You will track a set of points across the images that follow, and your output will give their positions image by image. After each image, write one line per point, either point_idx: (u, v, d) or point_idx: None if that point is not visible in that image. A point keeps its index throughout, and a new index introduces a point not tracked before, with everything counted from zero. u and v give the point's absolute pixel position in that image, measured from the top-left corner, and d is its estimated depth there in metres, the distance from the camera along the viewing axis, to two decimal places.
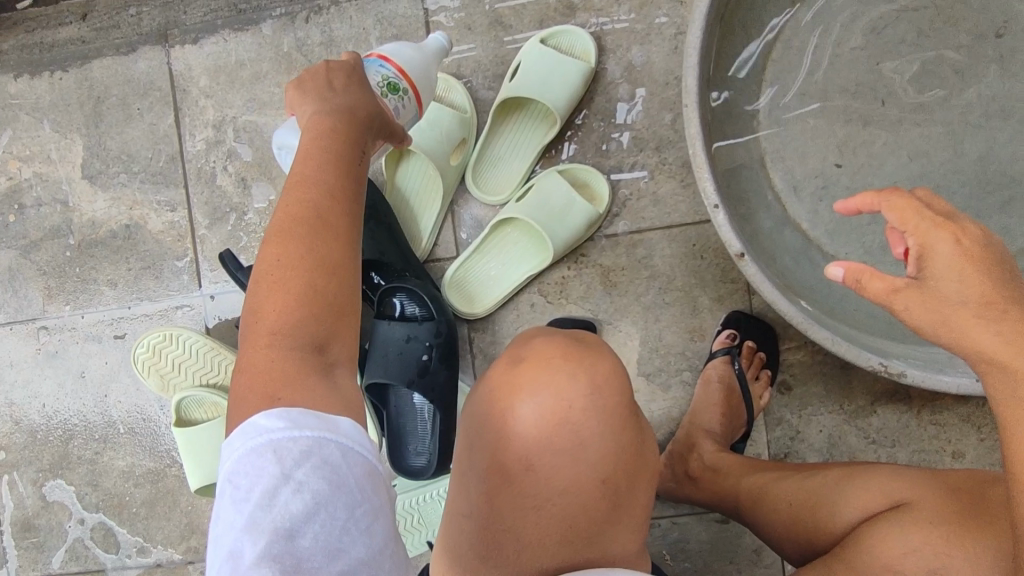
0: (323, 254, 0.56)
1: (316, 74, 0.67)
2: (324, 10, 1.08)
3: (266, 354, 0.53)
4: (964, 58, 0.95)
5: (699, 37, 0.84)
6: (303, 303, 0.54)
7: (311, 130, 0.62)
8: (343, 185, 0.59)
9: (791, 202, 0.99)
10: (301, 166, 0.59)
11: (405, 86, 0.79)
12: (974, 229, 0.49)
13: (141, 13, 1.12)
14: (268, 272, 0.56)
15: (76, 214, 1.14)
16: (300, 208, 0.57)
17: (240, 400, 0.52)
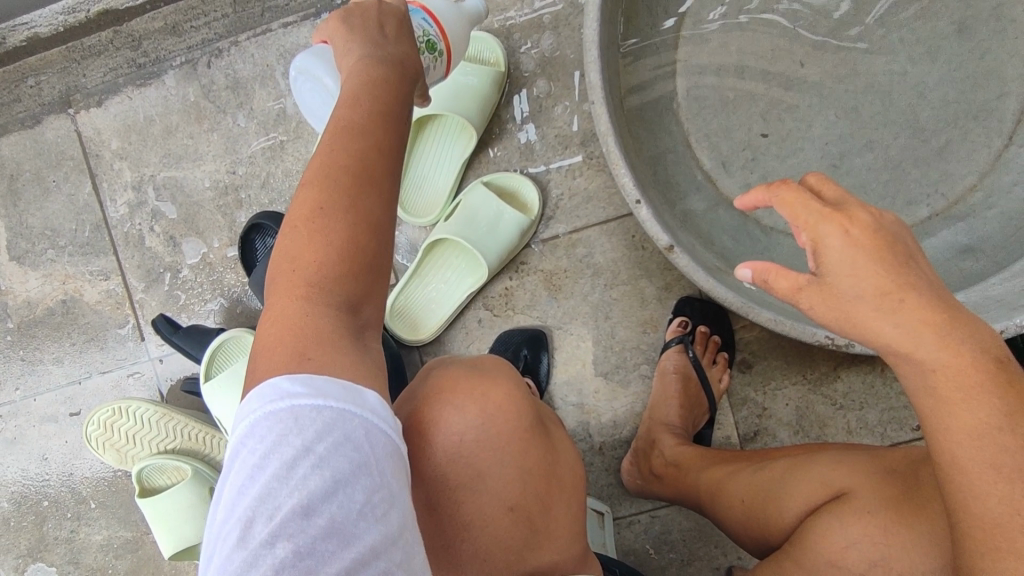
0: (368, 208, 0.54)
1: (364, 15, 0.65)
2: (224, 53, 1.06)
3: (300, 305, 0.51)
4: (877, 6, 0.92)
5: (595, 29, 0.81)
6: (345, 259, 0.52)
7: (360, 74, 0.59)
8: (389, 140, 0.57)
9: (724, 178, 0.96)
10: (348, 113, 0.57)
11: (444, 47, 0.77)
12: (859, 218, 0.51)
13: (41, 82, 1.09)
14: (308, 217, 0.53)
15: (11, 295, 1.12)
16: (347, 156, 0.54)
17: (267, 355, 0.50)
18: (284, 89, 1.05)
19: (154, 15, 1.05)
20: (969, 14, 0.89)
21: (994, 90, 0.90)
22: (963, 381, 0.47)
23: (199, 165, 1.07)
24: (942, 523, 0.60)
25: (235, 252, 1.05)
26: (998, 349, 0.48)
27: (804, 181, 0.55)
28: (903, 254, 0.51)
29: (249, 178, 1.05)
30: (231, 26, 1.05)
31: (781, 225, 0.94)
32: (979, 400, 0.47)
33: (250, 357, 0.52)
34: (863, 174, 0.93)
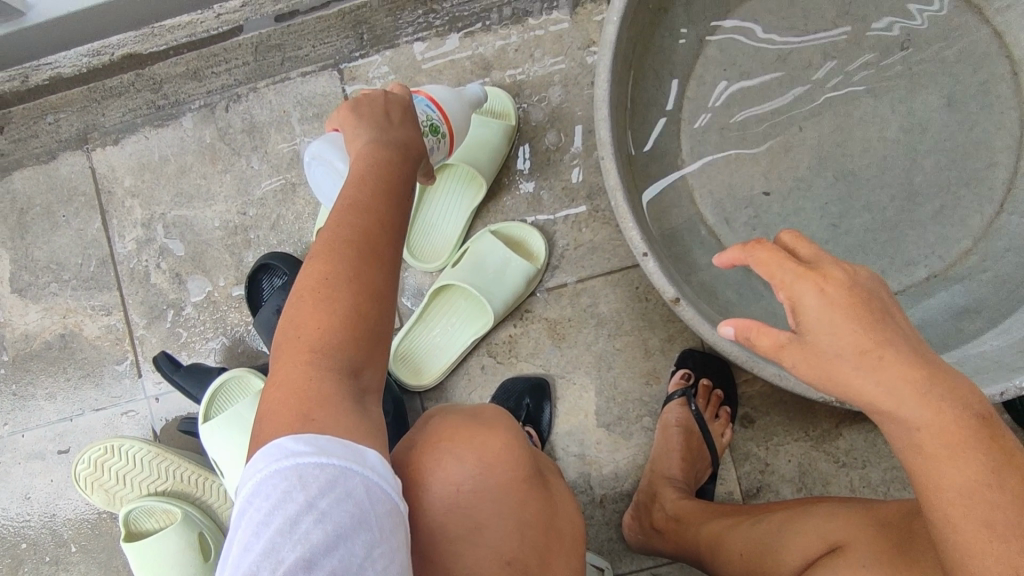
0: (372, 280, 0.54)
1: (372, 102, 0.68)
2: (243, 98, 1.09)
3: (303, 370, 0.51)
4: (872, 76, 0.97)
5: (606, 89, 0.84)
6: (348, 328, 0.52)
7: (365, 156, 0.62)
8: (393, 216, 0.59)
9: (726, 234, 0.98)
10: (354, 191, 0.58)
11: (445, 129, 0.83)
12: (834, 277, 0.52)
13: (59, 120, 1.11)
14: (313, 285, 0.54)
15: (9, 328, 1.11)
16: (353, 229, 0.56)
17: (270, 418, 0.50)
18: (298, 134, 1.08)
19: (177, 61, 1.09)
20: (958, 87, 0.95)
21: (984, 159, 0.94)
22: (948, 439, 0.48)
23: (210, 205, 1.08)
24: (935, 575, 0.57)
25: (240, 291, 1.06)
26: (980, 405, 0.49)
27: (778, 238, 0.57)
28: (879, 309, 0.52)
29: (259, 219, 1.07)
30: (252, 73, 1.09)
31: None
32: (966, 457, 0.47)
33: (255, 421, 0.51)
34: (861, 234, 0.96)
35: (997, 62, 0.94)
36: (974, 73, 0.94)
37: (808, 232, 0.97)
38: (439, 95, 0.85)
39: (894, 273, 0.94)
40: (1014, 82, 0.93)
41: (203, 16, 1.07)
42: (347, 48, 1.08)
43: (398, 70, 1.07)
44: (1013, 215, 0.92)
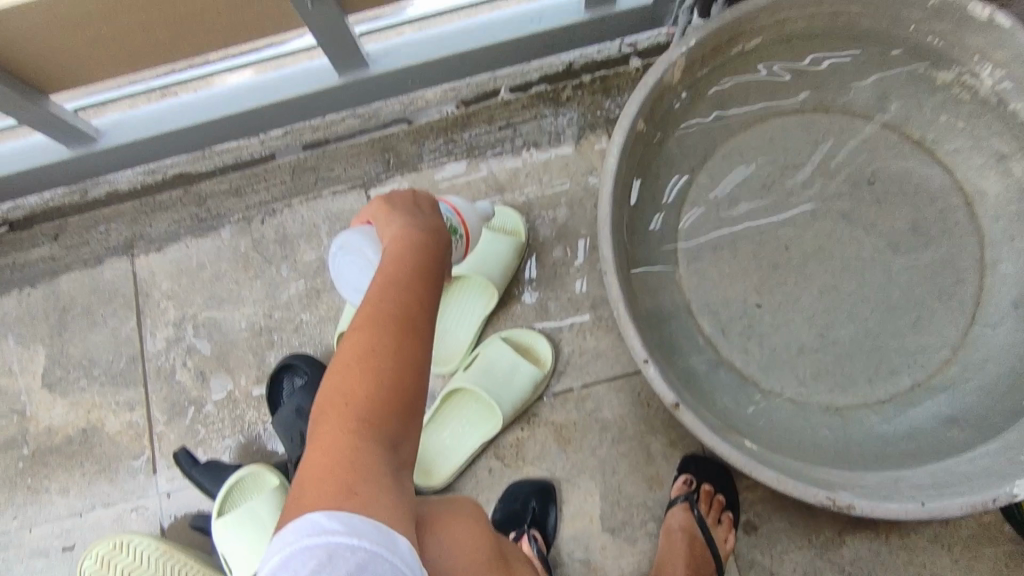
0: (414, 356, 0.61)
1: (403, 201, 0.79)
2: (278, 212, 1.20)
3: (350, 440, 0.56)
4: (845, 204, 1.08)
5: (608, 213, 0.95)
6: (392, 403, 0.59)
7: (404, 241, 0.70)
8: (429, 296, 0.66)
9: (721, 343, 1.05)
10: (394, 271, 0.66)
11: (463, 230, 0.93)
12: None
13: (110, 229, 1.22)
14: (360, 356, 0.60)
15: (32, 422, 1.14)
16: (396, 307, 0.63)
17: (314, 486, 0.54)
18: (325, 245, 1.18)
19: (222, 180, 1.22)
20: (923, 214, 1.05)
21: (953, 278, 1.03)
22: None
23: (239, 308, 1.16)
24: None
25: (260, 390, 1.11)
26: None
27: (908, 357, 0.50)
28: None
29: (283, 321, 1.15)
30: (288, 192, 1.21)
31: (776, 388, 1.01)
32: None
33: (292, 488, 0.55)
34: (849, 346, 1.02)
35: (956, 193, 1.05)
36: (937, 202, 1.06)
37: (798, 342, 1.03)
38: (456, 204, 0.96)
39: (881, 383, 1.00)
40: (972, 210, 1.04)
41: (248, 142, 1.20)
42: (375, 172, 1.21)
43: (419, 189, 1.21)
44: (988, 330, 1.00)
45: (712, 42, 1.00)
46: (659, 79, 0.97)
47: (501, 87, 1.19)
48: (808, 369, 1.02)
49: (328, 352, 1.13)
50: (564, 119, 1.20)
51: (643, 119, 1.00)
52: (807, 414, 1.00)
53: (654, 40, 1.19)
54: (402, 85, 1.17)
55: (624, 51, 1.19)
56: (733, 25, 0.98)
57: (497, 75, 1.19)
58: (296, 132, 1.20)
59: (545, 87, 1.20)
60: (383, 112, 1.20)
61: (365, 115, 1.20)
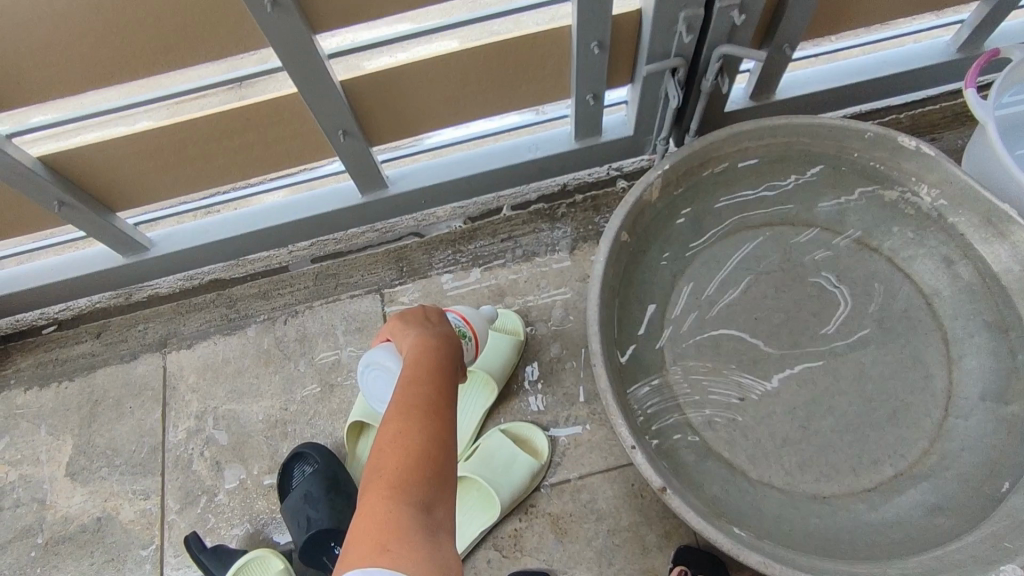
0: (434, 432, 0.73)
1: (417, 319, 0.96)
2: (300, 313, 1.32)
3: (385, 504, 0.66)
4: (815, 305, 1.18)
5: (596, 312, 1.06)
6: (419, 469, 0.69)
7: (419, 348, 0.87)
8: (443, 386, 0.80)
9: (709, 434, 1.10)
10: (411, 371, 0.81)
11: (471, 334, 1.06)
12: None
13: (148, 328, 1.34)
14: (390, 436, 0.72)
15: (50, 511, 1.19)
16: (417, 396, 0.76)
17: (356, 546, 0.63)
18: (341, 343, 1.29)
19: (252, 285, 1.36)
20: (888, 314, 1.15)
21: (922, 371, 1.10)
22: None
23: (257, 401, 1.24)
24: None
25: (271, 480, 1.16)
26: None
27: None
28: None
29: (298, 414, 1.22)
30: (310, 295, 1.34)
31: (764, 478, 1.05)
32: None
33: (341, 554, 0.64)
34: (830, 437, 1.08)
35: (915, 295, 1.15)
36: (898, 303, 1.15)
37: (781, 433, 1.09)
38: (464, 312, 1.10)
39: (863, 473, 1.04)
40: (932, 309, 1.14)
41: (277, 253, 1.37)
42: (389, 279, 1.34)
43: (428, 295, 1.32)
44: (961, 421, 1.05)
45: (683, 167, 1.16)
46: (638, 197, 1.13)
47: (503, 206, 1.38)
48: (792, 459, 1.07)
49: (338, 444, 1.19)
50: (559, 232, 1.35)
51: (626, 230, 1.13)
52: (795, 504, 1.03)
53: (637, 165, 1.39)
54: (417, 205, 1.34)
55: (611, 175, 1.39)
56: (702, 152, 1.15)
57: (500, 195, 1.38)
58: (321, 244, 1.37)
59: (542, 205, 1.38)
60: (398, 228, 1.38)
61: (383, 230, 1.38)
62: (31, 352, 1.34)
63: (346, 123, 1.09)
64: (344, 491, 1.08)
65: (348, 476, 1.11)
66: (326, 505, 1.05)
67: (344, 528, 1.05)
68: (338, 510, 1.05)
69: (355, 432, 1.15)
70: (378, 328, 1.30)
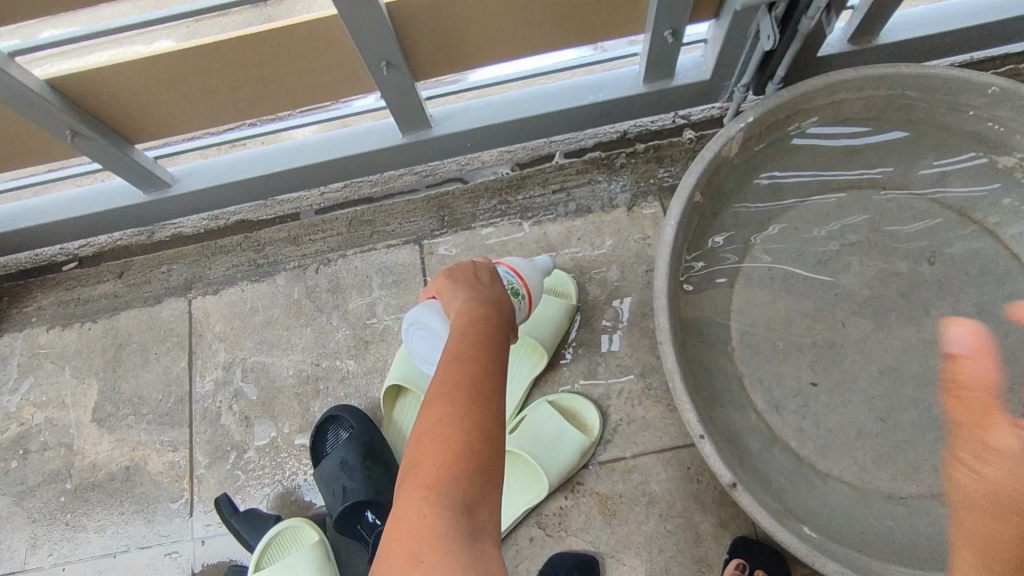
0: (479, 418, 0.61)
1: (466, 272, 0.82)
2: (332, 262, 1.23)
3: (419, 507, 0.56)
4: (905, 282, 1.05)
5: (665, 283, 0.95)
6: (461, 464, 0.58)
7: (466, 311, 0.74)
8: (492, 357, 0.67)
9: (777, 420, 1.01)
10: (457, 341, 0.68)
11: (525, 292, 0.96)
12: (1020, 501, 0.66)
13: (172, 270, 1.26)
14: (430, 423, 0.60)
15: (78, 457, 1.15)
16: (460, 375, 0.64)
17: (389, 556, 0.55)
18: (377, 297, 1.19)
19: (282, 228, 1.26)
20: (989, 298, 1.02)
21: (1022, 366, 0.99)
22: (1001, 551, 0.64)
23: (288, 354, 1.17)
24: None
25: (303, 439, 1.11)
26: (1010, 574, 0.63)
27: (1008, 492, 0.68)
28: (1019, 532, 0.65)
29: (330, 370, 1.15)
30: (344, 243, 1.24)
31: (834, 472, 0.97)
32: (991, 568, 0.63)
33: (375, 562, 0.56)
34: (912, 431, 0.98)
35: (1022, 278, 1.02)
36: (1003, 286, 1.02)
37: (856, 424, 0.99)
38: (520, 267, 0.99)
39: (947, 474, 0.95)
40: None
41: (308, 194, 1.26)
42: (429, 228, 1.23)
43: (471, 249, 1.21)
44: None
45: (769, 119, 1.02)
46: (718, 153, 0.99)
47: (555, 152, 1.24)
48: (867, 454, 0.97)
49: (372, 406, 1.13)
50: (617, 185, 1.22)
51: (700, 190, 1.01)
52: (868, 502, 0.95)
53: (707, 113, 1.23)
54: (460, 148, 1.21)
55: (677, 123, 1.24)
56: (792, 103, 1.01)
57: (552, 140, 1.24)
58: (354, 186, 1.25)
59: (599, 153, 1.24)
60: (440, 171, 1.25)
61: (422, 173, 1.25)
62: (52, 289, 1.26)
63: (389, 52, 0.95)
64: (382, 460, 1.02)
65: (385, 441, 1.05)
66: (362, 474, 0.99)
67: (382, 499, 0.99)
68: (375, 481, 1.00)
69: (393, 394, 1.08)
70: (416, 282, 1.20)
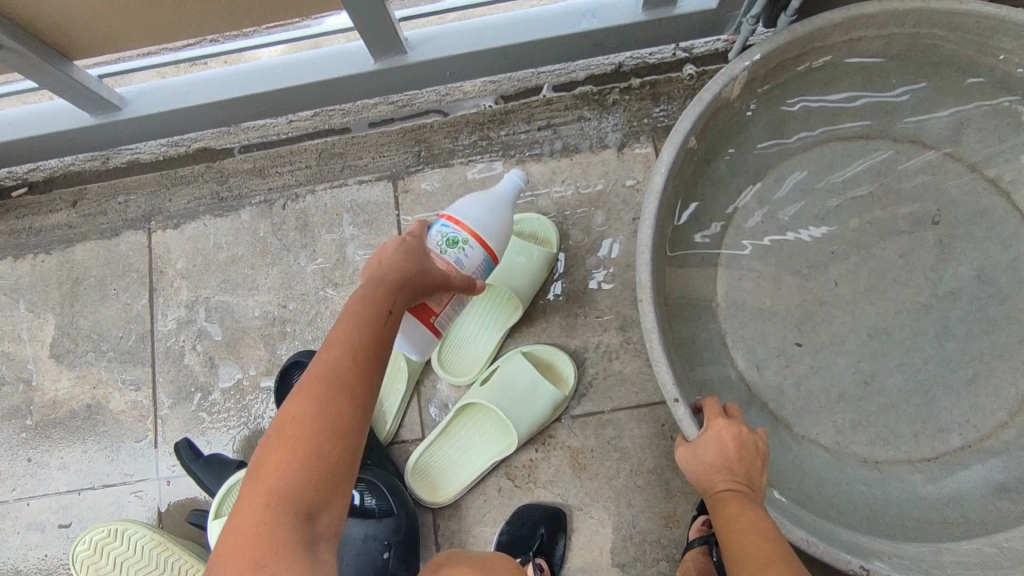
0: (338, 419, 0.56)
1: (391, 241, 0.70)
2: (301, 198, 1.15)
3: (258, 510, 0.53)
4: (905, 241, 0.99)
5: (650, 234, 0.88)
6: (306, 469, 0.54)
7: (364, 287, 0.65)
8: (367, 347, 0.60)
9: (757, 380, 0.97)
10: (342, 324, 0.61)
11: (469, 235, 0.76)
12: (746, 458, 0.78)
13: (129, 200, 1.17)
14: (285, 422, 0.56)
15: (37, 393, 1.12)
16: (325, 370, 0.58)
17: (230, 555, 0.53)
18: (348, 238, 1.12)
19: (246, 158, 1.17)
20: (991, 262, 0.97)
21: (1017, 333, 0.94)
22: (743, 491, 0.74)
23: (254, 294, 1.12)
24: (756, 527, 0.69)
25: (269, 383, 1.07)
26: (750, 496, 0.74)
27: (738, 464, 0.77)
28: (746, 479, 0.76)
29: (297, 313, 1.10)
30: (312, 176, 1.15)
31: (812, 435, 0.95)
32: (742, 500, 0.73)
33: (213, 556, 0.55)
34: (894, 396, 0.95)
35: None
36: (1008, 249, 0.96)
37: (839, 387, 0.96)
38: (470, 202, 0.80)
39: (926, 442, 0.92)
40: None
41: (275, 122, 1.16)
42: (405, 163, 1.15)
43: (449, 187, 1.13)
44: None
45: (774, 60, 0.93)
46: (716, 94, 0.90)
47: (543, 84, 1.14)
48: (847, 418, 0.95)
49: None
50: (608, 123, 1.13)
51: (694, 135, 0.93)
52: (843, 465, 0.93)
53: (711, 46, 1.13)
54: (440, 76, 1.11)
55: (677, 57, 1.13)
56: (803, 40, 0.92)
57: (540, 71, 1.14)
58: (325, 114, 1.16)
59: (590, 87, 1.14)
60: (418, 102, 1.16)
61: (399, 103, 1.16)
62: (1, 216, 1.19)
63: None
64: None
65: None
66: None
67: None
68: None
69: None
70: (389, 222, 1.13)
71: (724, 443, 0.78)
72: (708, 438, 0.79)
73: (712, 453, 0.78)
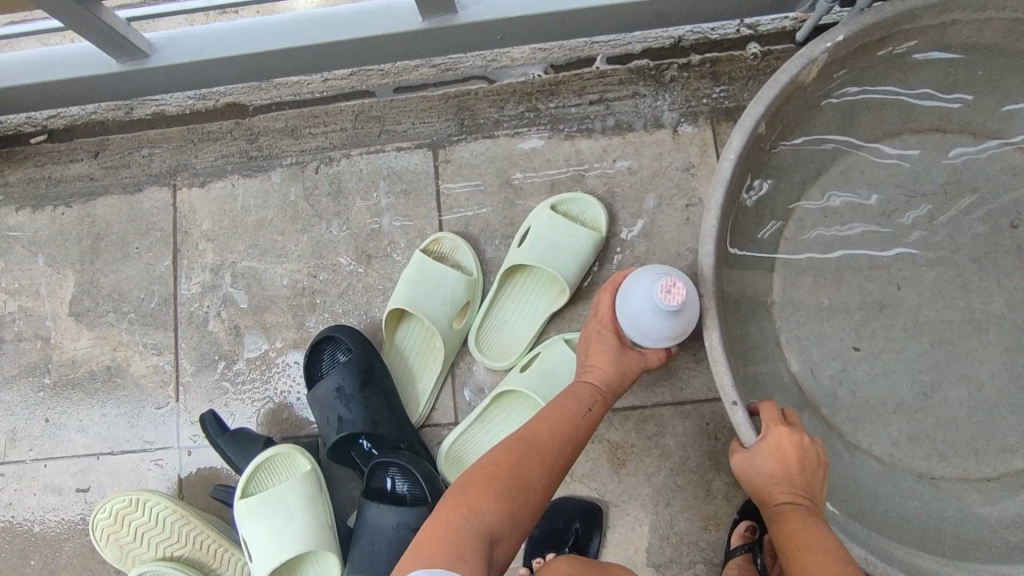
0: (587, 420, 0.80)
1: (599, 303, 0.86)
2: (335, 162, 1.08)
3: (525, 455, 0.73)
4: (979, 246, 0.93)
5: (714, 226, 0.82)
6: (566, 445, 0.76)
7: (607, 325, 0.85)
8: (620, 377, 0.83)
9: (811, 384, 0.93)
10: (591, 347, 0.85)
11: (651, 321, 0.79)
12: (807, 467, 0.74)
13: (153, 154, 1.11)
14: (564, 404, 0.79)
15: (56, 351, 1.08)
16: (593, 382, 0.82)
17: (493, 469, 0.71)
18: (382, 208, 1.07)
19: (278, 117, 1.10)
20: None
21: None
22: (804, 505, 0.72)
23: (282, 262, 1.07)
24: (822, 548, 0.66)
25: (296, 356, 1.03)
26: (812, 510, 0.71)
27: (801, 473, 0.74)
28: (806, 491, 0.73)
29: (327, 284, 1.05)
30: (347, 140, 1.09)
31: (865, 445, 0.91)
32: (805, 518, 0.70)
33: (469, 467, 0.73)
34: (955, 409, 0.90)
35: None
36: None
37: (897, 396, 0.91)
38: (644, 283, 0.78)
39: (986, 460, 0.88)
40: None
41: (309, 79, 1.09)
42: (446, 131, 1.08)
43: (492, 160, 1.07)
44: None
45: (858, 41, 0.86)
46: (794, 77, 0.83)
47: (596, 55, 1.07)
48: (903, 429, 0.91)
49: (372, 329, 1.04)
50: (665, 100, 1.05)
51: (766, 120, 0.86)
52: (896, 478, 0.89)
53: (779, 24, 1.05)
54: (487, 40, 1.03)
55: (742, 33, 1.05)
56: (892, 21, 0.84)
57: (594, 41, 1.06)
58: (362, 74, 1.09)
59: (647, 61, 1.06)
60: (461, 66, 1.08)
61: (442, 67, 1.08)
62: (19, 164, 1.13)
63: None
64: (380, 388, 0.96)
65: (385, 368, 0.99)
66: (359, 404, 0.93)
67: (379, 431, 0.94)
68: (372, 412, 0.94)
69: (395, 318, 1.01)
70: (426, 194, 1.07)
71: (785, 453, 0.74)
72: (767, 447, 0.75)
73: (772, 463, 0.74)
